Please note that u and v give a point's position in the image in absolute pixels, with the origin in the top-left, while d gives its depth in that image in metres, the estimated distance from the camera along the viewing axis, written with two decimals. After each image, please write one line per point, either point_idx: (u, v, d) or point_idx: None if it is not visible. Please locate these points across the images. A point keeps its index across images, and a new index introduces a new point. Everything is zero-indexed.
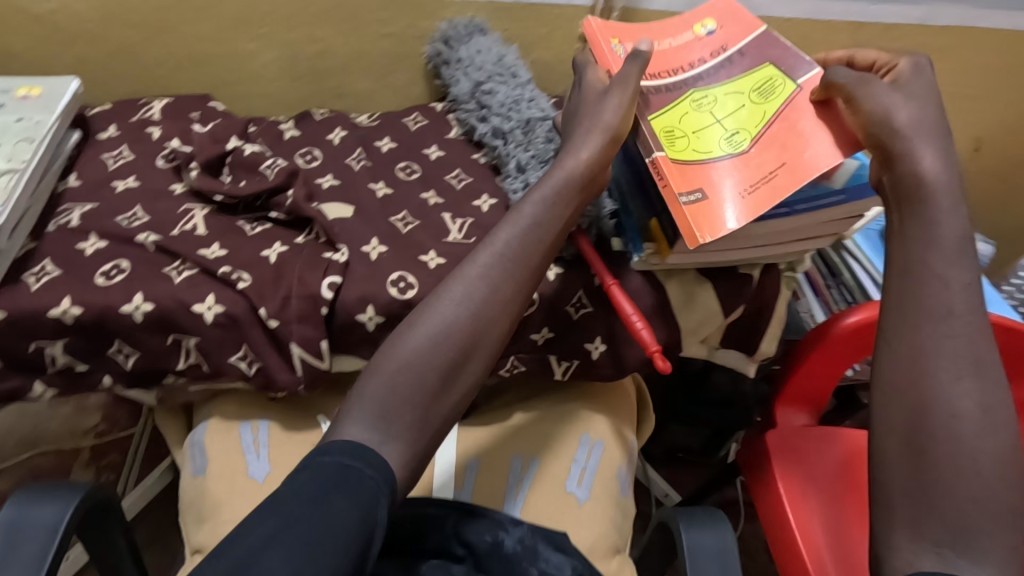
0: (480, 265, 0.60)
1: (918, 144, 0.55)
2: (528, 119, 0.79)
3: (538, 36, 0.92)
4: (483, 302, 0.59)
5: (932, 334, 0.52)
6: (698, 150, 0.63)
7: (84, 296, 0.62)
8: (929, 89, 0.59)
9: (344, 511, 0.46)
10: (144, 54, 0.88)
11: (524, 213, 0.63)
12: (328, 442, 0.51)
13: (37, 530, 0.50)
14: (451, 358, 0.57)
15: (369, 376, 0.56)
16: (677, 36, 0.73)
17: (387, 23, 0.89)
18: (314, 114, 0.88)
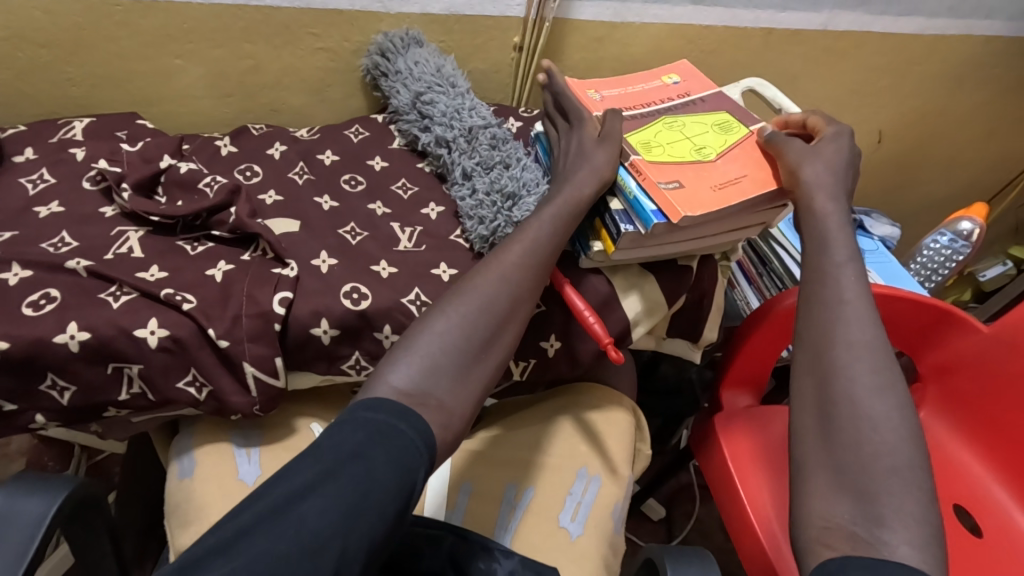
0: (516, 251, 0.64)
1: (821, 188, 0.66)
2: (470, 127, 0.81)
3: (473, 46, 0.94)
4: (516, 284, 0.62)
5: (826, 321, 0.60)
6: (672, 156, 0.71)
7: (10, 329, 0.58)
8: (845, 151, 0.70)
9: (385, 468, 0.46)
10: (59, 73, 0.83)
11: (546, 214, 0.67)
12: (370, 399, 0.51)
13: (23, 522, 0.52)
14: (492, 325, 0.60)
15: (412, 333, 0.58)
16: (647, 83, 0.83)
17: (320, 36, 0.88)
18: (250, 129, 0.86)
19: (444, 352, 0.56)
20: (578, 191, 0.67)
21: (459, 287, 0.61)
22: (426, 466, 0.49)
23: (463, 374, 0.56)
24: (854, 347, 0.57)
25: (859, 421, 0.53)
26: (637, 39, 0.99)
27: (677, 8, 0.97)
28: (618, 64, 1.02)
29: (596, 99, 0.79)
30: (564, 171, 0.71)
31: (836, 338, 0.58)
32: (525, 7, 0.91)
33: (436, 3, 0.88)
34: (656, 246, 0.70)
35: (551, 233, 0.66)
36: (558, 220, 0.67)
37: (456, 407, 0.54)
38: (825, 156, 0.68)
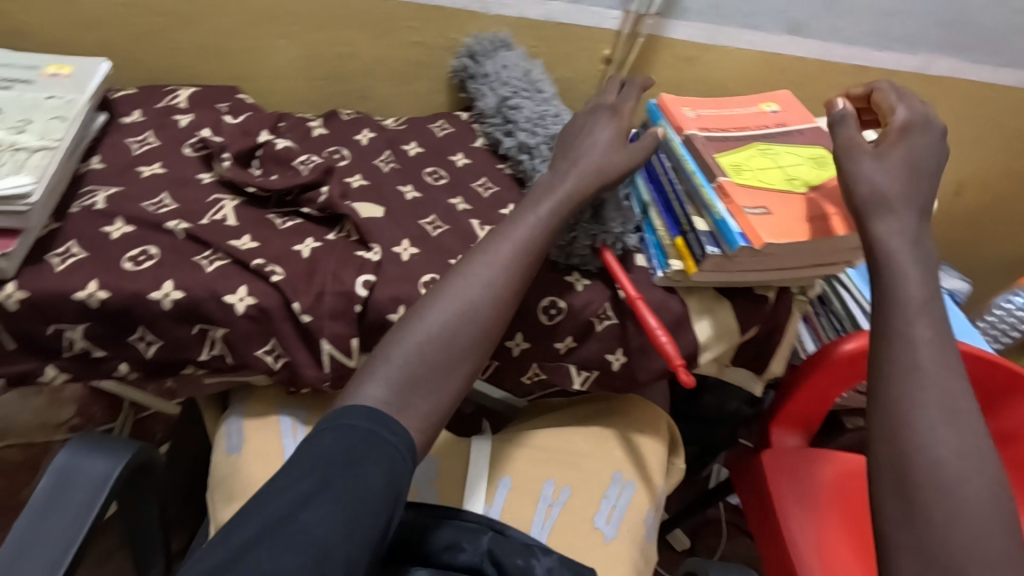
0: (503, 254, 0.63)
1: (903, 207, 0.60)
2: (554, 136, 0.80)
3: (563, 55, 0.95)
4: (499, 292, 0.61)
5: (905, 387, 0.56)
6: (760, 181, 0.69)
7: (112, 280, 0.60)
8: (920, 145, 0.64)
9: (375, 472, 0.47)
10: (168, 42, 0.86)
11: (537, 212, 0.65)
12: (347, 407, 0.52)
13: (88, 481, 0.52)
14: (472, 336, 0.59)
15: (389, 341, 0.58)
16: (744, 108, 0.83)
17: (418, 30, 0.89)
18: (340, 113, 0.88)
19: (421, 361, 0.57)
20: (581, 186, 0.66)
21: (436, 292, 0.61)
22: (410, 466, 0.51)
23: (436, 385, 0.57)
24: (929, 406, 0.55)
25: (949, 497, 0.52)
26: (727, 64, 0.99)
27: (772, 37, 0.97)
28: (704, 87, 1.02)
29: (691, 117, 0.78)
30: (567, 155, 0.70)
31: (914, 395, 0.55)
32: (621, 21, 0.92)
33: (534, 9, 0.89)
34: (737, 273, 0.69)
35: (540, 244, 0.64)
36: (553, 219, 0.65)
37: (427, 418, 0.55)
38: (898, 165, 0.62)
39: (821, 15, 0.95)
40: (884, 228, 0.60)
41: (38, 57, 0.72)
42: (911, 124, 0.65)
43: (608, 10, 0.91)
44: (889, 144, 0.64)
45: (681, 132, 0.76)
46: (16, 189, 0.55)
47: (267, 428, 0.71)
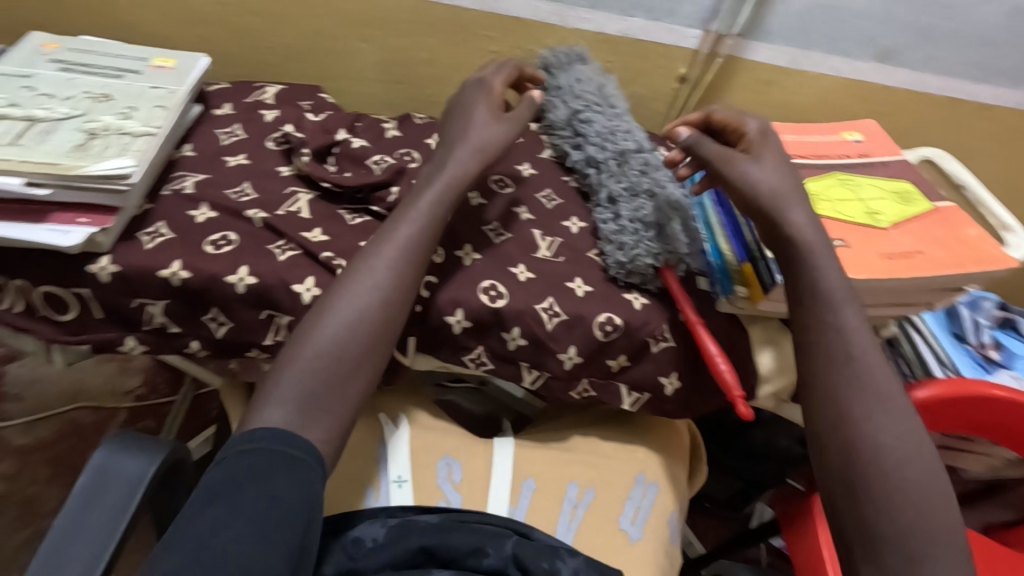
0: (388, 259, 0.61)
1: (789, 206, 0.63)
2: (623, 151, 0.78)
3: (637, 70, 0.94)
4: (390, 295, 0.60)
5: (857, 410, 0.57)
6: (836, 213, 0.69)
7: (194, 261, 0.64)
8: (775, 147, 0.68)
9: (283, 485, 0.49)
10: (261, 41, 0.91)
11: (420, 211, 0.64)
12: (251, 430, 0.53)
13: (122, 481, 0.50)
14: (369, 346, 0.59)
15: (281, 363, 0.57)
16: (826, 135, 0.81)
17: (495, 40, 0.90)
18: (414, 117, 0.90)
19: (317, 376, 0.56)
20: (462, 168, 0.66)
21: (322, 308, 0.60)
22: (320, 476, 0.52)
23: (334, 397, 0.56)
24: (866, 399, 0.57)
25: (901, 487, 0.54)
26: (807, 89, 0.96)
27: (859, 64, 0.93)
28: (782, 111, 0.99)
29: None
30: (452, 138, 0.70)
31: (856, 388, 0.58)
32: (701, 40, 0.90)
33: (612, 24, 0.89)
34: None
35: (425, 239, 0.63)
36: (434, 208, 0.64)
37: (331, 431, 0.55)
38: (773, 164, 0.66)
39: (914, 43, 0.90)
40: (794, 216, 0.63)
41: (144, 50, 0.77)
42: (761, 130, 0.70)
43: (688, 28, 0.90)
44: (757, 150, 0.68)
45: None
46: (118, 169, 0.59)
47: None
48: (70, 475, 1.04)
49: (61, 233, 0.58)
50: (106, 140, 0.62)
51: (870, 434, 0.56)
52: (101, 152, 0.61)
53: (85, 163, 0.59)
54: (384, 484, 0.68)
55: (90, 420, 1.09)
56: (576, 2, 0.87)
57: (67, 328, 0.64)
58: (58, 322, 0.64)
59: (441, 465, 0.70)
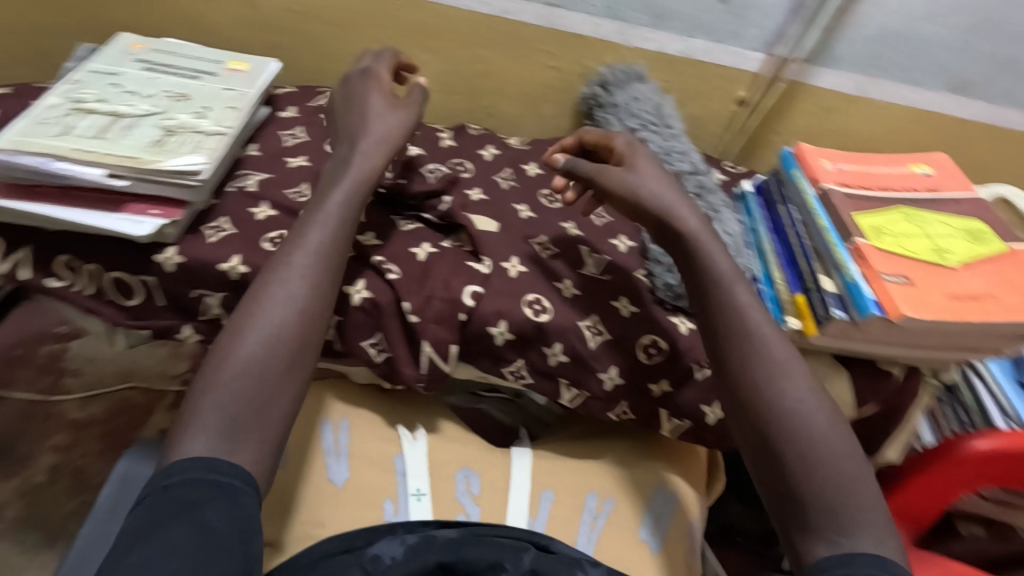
0: (298, 267, 0.56)
1: (681, 206, 0.61)
2: (677, 171, 0.78)
3: (697, 91, 0.92)
4: (308, 306, 0.55)
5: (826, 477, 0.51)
6: (902, 248, 0.66)
7: (252, 257, 0.66)
8: (649, 157, 0.66)
9: (215, 515, 0.44)
10: (327, 49, 0.93)
11: (330, 212, 0.59)
12: (168, 464, 0.47)
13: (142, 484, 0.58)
14: (295, 360, 0.53)
15: (195, 394, 0.50)
16: (892, 167, 0.78)
17: (554, 55, 0.91)
18: (468, 128, 0.92)
19: (240, 398, 0.50)
20: (367, 163, 0.62)
21: (236, 328, 0.53)
22: (256, 499, 0.48)
23: (263, 415, 0.50)
24: (764, 370, 0.55)
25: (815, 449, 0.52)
26: (872, 118, 0.93)
27: (928, 94, 0.91)
28: (843, 139, 0.96)
29: (830, 170, 0.76)
30: (346, 138, 0.64)
31: (759, 361, 0.55)
32: (763, 63, 0.89)
33: (673, 44, 0.89)
34: (861, 342, 0.64)
35: (340, 242, 0.59)
36: (347, 207, 0.60)
37: (263, 450, 0.49)
38: (654, 171, 0.64)
39: (989, 76, 0.89)
40: (683, 217, 0.61)
41: (220, 53, 0.81)
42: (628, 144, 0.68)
43: (751, 51, 0.88)
44: (636, 160, 0.65)
45: (818, 185, 0.73)
46: (191, 166, 0.62)
47: (323, 432, 0.70)
48: (117, 452, 1.08)
49: (134, 223, 0.61)
50: (182, 138, 0.66)
51: (776, 401, 0.54)
52: (177, 148, 0.64)
53: (161, 159, 0.62)
54: (404, 498, 0.67)
55: (140, 401, 1.14)
56: (638, 21, 0.88)
57: (130, 313, 0.68)
58: (124, 306, 0.68)
59: (460, 478, 0.69)
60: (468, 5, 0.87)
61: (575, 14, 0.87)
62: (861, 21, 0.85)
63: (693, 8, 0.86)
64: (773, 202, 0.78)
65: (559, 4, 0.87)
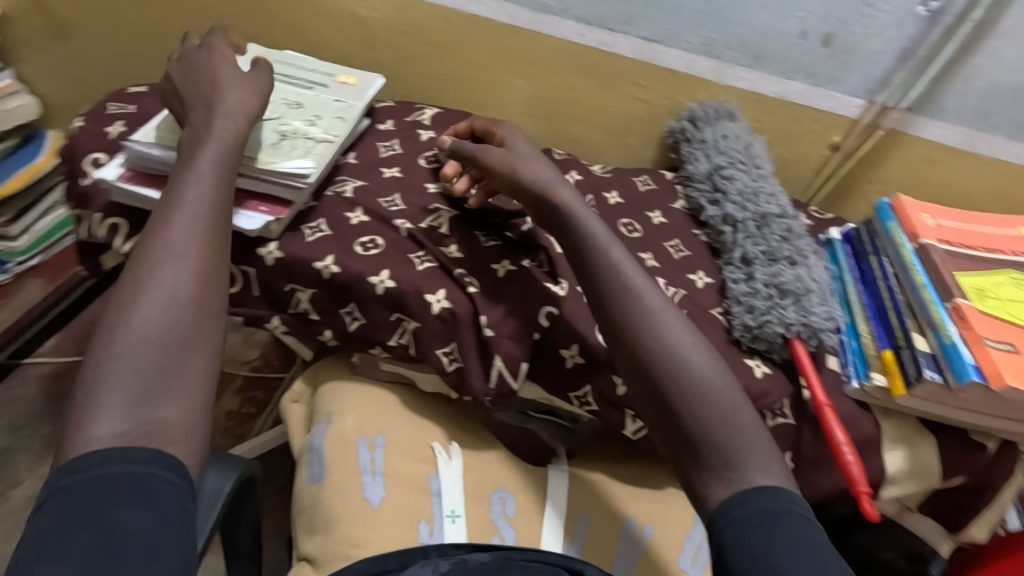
0: (180, 225, 0.52)
1: (556, 182, 0.63)
2: (764, 214, 0.77)
3: (788, 134, 0.92)
4: (201, 261, 0.51)
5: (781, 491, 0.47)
6: (1007, 313, 0.63)
7: (344, 259, 0.70)
8: (524, 139, 0.71)
9: (125, 516, 0.38)
10: (425, 68, 0.96)
11: (202, 170, 0.56)
12: (67, 463, 0.41)
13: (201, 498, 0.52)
14: (199, 318, 0.48)
15: (91, 381, 0.44)
16: (999, 228, 0.76)
17: (645, 88, 0.92)
18: (552, 152, 0.93)
19: (145, 368, 0.45)
20: (235, 125, 0.61)
21: (127, 300, 0.48)
22: (182, 489, 0.42)
23: (179, 379, 0.46)
24: (644, 321, 0.55)
25: (704, 403, 0.51)
26: (974, 174, 0.90)
27: None
28: (942, 193, 0.92)
29: (930, 225, 0.73)
30: (202, 104, 0.62)
31: (653, 329, 0.54)
32: (862, 110, 0.87)
33: (769, 85, 0.88)
34: (955, 409, 0.62)
35: (220, 196, 0.56)
36: (218, 168, 0.57)
37: (190, 414, 0.45)
38: (526, 150, 0.69)
39: None
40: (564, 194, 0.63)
41: (330, 67, 0.87)
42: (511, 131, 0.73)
43: (850, 98, 0.87)
44: (509, 141, 0.71)
45: (915, 240, 0.71)
46: (303, 168, 0.67)
47: (358, 450, 0.70)
48: None
49: (246, 218, 0.66)
50: (294, 142, 0.71)
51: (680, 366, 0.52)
52: (288, 152, 0.69)
53: (276, 160, 0.67)
54: (438, 520, 0.68)
55: None
56: (734, 60, 0.87)
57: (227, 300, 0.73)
58: None
59: (495, 498, 0.71)
60: (567, 35, 0.89)
61: (670, 50, 0.88)
62: (974, 74, 0.82)
63: (794, 51, 0.85)
64: (863, 252, 0.76)
65: (657, 39, 0.88)
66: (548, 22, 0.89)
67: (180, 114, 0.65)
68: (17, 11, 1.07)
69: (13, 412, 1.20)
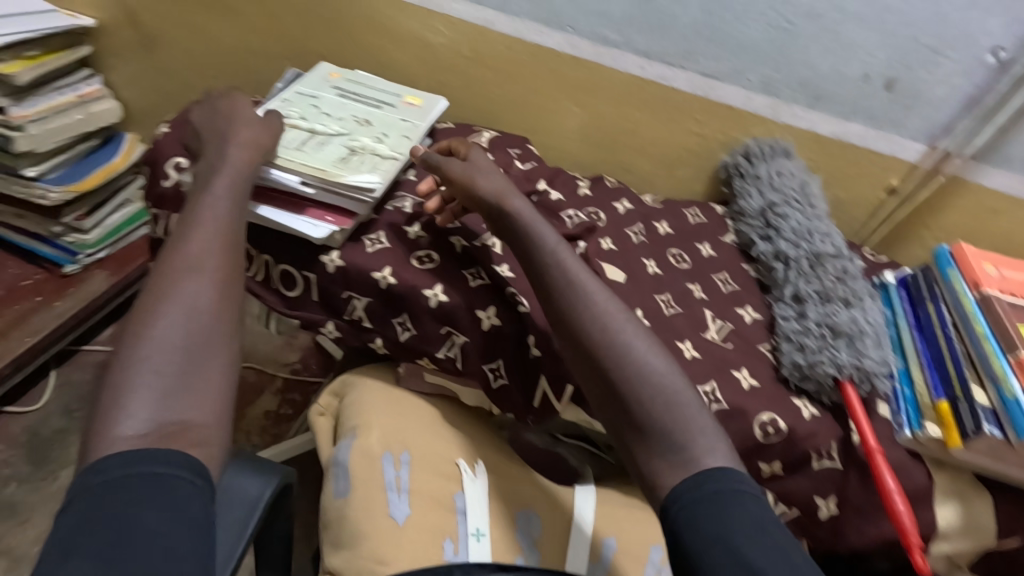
0: (198, 242, 0.55)
1: (507, 194, 0.66)
2: (819, 253, 0.76)
3: (843, 175, 0.92)
4: (222, 273, 0.54)
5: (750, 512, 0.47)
6: None
7: (401, 271, 0.73)
8: (486, 157, 0.74)
9: (150, 515, 0.39)
10: (487, 93, 1.00)
11: (214, 192, 0.60)
12: (90, 465, 0.42)
13: (242, 500, 0.54)
14: (216, 327, 0.51)
15: (114, 385, 0.46)
16: None
17: (701, 122, 0.93)
18: (605, 180, 0.94)
19: (167, 370, 0.47)
20: (245, 155, 0.65)
21: (148, 309, 0.50)
22: (202, 493, 0.43)
23: (199, 385, 0.48)
24: (593, 329, 0.56)
25: (662, 413, 0.53)
26: None
27: None
28: (1003, 243, 0.91)
29: (993, 276, 0.72)
30: (217, 139, 0.67)
31: (606, 346, 0.56)
32: (923, 155, 0.87)
33: (827, 125, 0.89)
34: (1013, 466, 0.61)
35: (234, 214, 0.60)
36: (234, 195, 0.61)
37: (212, 418, 0.47)
38: (485, 163, 0.72)
39: None
40: (517, 207, 0.65)
41: (398, 88, 0.91)
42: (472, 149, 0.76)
43: (911, 141, 0.87)
44: (470, 155, 0.74)
45: (978, 290, 0.69)
46: (369, 183, 0.71)
47: (383, 466, 0.70)
48: None
49: (313, 226, 0.70)
50: (362, 158, 0.75)
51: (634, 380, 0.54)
52: (357, 167, 0.73)
53: (344, 174, 0.71)
54: (463, 538, 0.67)
55: None
56: (794, 99, 0.88)
57: (288, 302, 0.76)
58: (284, 295, 0.76)
59: (521, 518, 0.70)
60: (627, 67, 0.91)
61: (729, 86, 0.89)
62: None
63: (855, 93, 0.85)
64: (920, 298, 0.74)
65: (716, 76, 0.89)
66: (609, 54, 0.91)
67: (196, 148, 0.69)
68: (112, 23, 1.16)
69: (69, 395, 1.27)
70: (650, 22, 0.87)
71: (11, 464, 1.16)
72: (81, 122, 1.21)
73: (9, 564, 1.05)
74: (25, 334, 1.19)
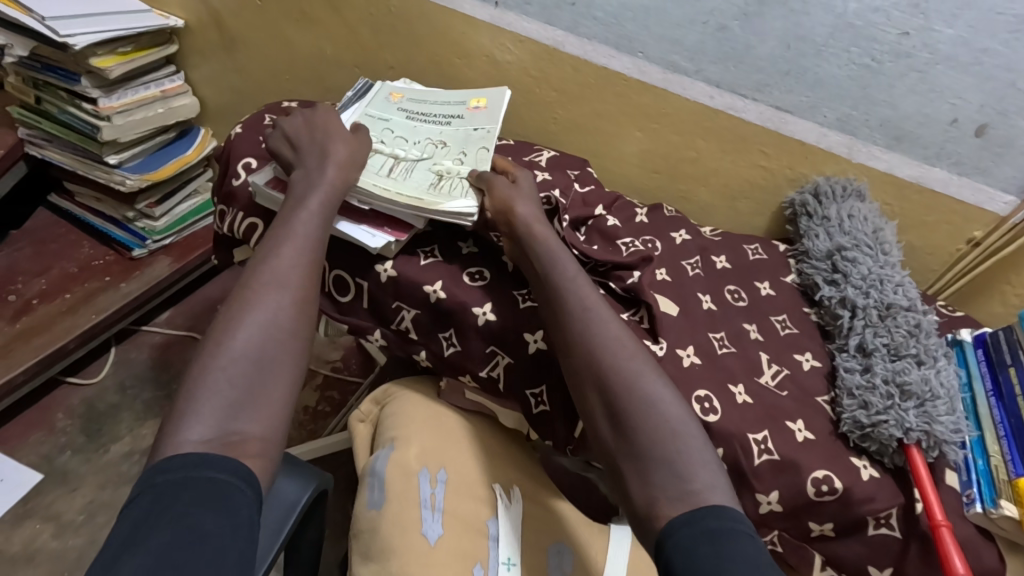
0: (283, 261, 0.57)
1: (535, 221, 0.68)
2: (890, 304, 0.72)
3: (920, 222, 0.88)
4: (297, 289, 0.56)
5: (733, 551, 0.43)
6: None
7: (452, 287, 0.73)
8: (535, 188, 0.75)
9: (201, 517, 0.40)
10: (550, 112, 1.00)
11: (304, 204, 0.64)
12: (158, 462, 0.44)
13: (280, 505, 0.54)
14: (292, 345, 0.53)
15: (187, 389, 0.48)
16: None
17: (769, 156, 0.90)
18: (664, 208, 0.91)
19: (238, 381, 0.49)
20: (340, 176, 0.68)
21: (231, 318, 0.52)
22: (252, 504, 0.43)
23: (262, 398, 0.49)
24: (588, 357, 0.57)
25: (657, 444, 0.51)
26: None
27: None
28: None
29: None
30: (315, 153, 0.70)
31: (611, 369, 0.55)
32: (1013, 209, 0.82)
33: (908, 168, 0.84)
34: None
35: (321, 231, 0.62)
36: (326, 212, 0.64)
37: (266, 430, 0.48)
38: (529, 189, 0.73)
39: None
40: (541, 232, 0.67)
41: (461, 93, 0.91)
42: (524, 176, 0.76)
43: (999, 192, 0.82)
44: (521, 179, 0.75)
45: None
46: (466, 208, 0.71)
47: (420, 482, 0.70)
48: None
49: (370, 235, 0.71)
50: (451, 182, 0.75)
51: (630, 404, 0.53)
52: (451, 191, 0.74)
53: (440, 201, 0.71)
54: (495, 566, 0.66)
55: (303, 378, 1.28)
56: (872, 139, 0.84)
57: (339, 307, 0.77)
58: (336, 301, 0.77)
59: (553, 552, 0.69)
60: (695, 96, 0.89)
61: (802, 121, 0.86)
62: None
63: (940, 137, 0.80)
64: (1000, 361, 0.68)
65: (790, 110, 0.86)
66: (677, 82, 0.89)
67: (290, 158, 0.71)
68: (197, 24, 1.22)
69: (126, 372, 1.33)
70: (724, 52, 0.84)
71: (67, 433, 1.22)
72: (161, 115, 1.27)
73: (56, 529, 1.10)
74: (91, 311, 1.26)
